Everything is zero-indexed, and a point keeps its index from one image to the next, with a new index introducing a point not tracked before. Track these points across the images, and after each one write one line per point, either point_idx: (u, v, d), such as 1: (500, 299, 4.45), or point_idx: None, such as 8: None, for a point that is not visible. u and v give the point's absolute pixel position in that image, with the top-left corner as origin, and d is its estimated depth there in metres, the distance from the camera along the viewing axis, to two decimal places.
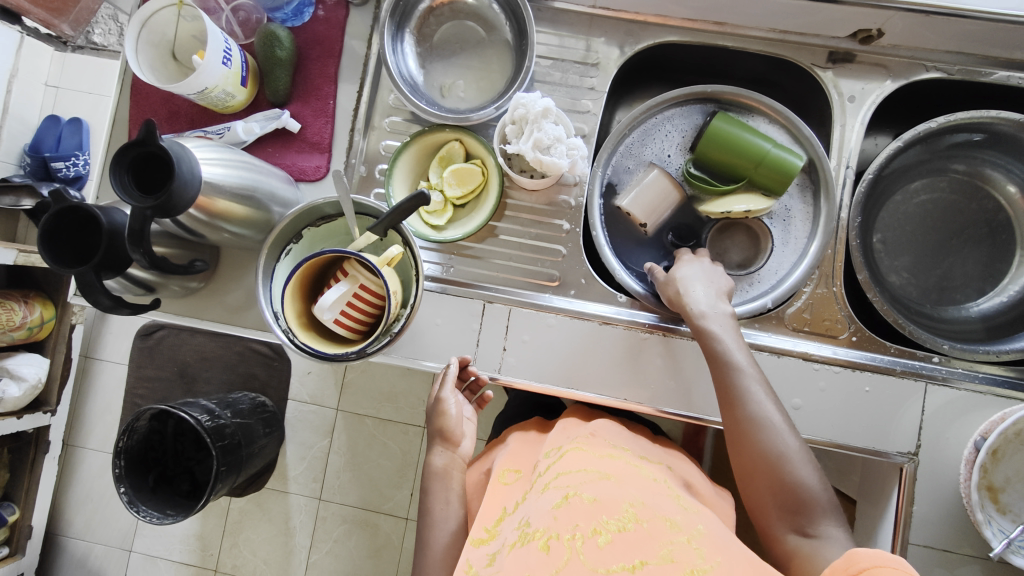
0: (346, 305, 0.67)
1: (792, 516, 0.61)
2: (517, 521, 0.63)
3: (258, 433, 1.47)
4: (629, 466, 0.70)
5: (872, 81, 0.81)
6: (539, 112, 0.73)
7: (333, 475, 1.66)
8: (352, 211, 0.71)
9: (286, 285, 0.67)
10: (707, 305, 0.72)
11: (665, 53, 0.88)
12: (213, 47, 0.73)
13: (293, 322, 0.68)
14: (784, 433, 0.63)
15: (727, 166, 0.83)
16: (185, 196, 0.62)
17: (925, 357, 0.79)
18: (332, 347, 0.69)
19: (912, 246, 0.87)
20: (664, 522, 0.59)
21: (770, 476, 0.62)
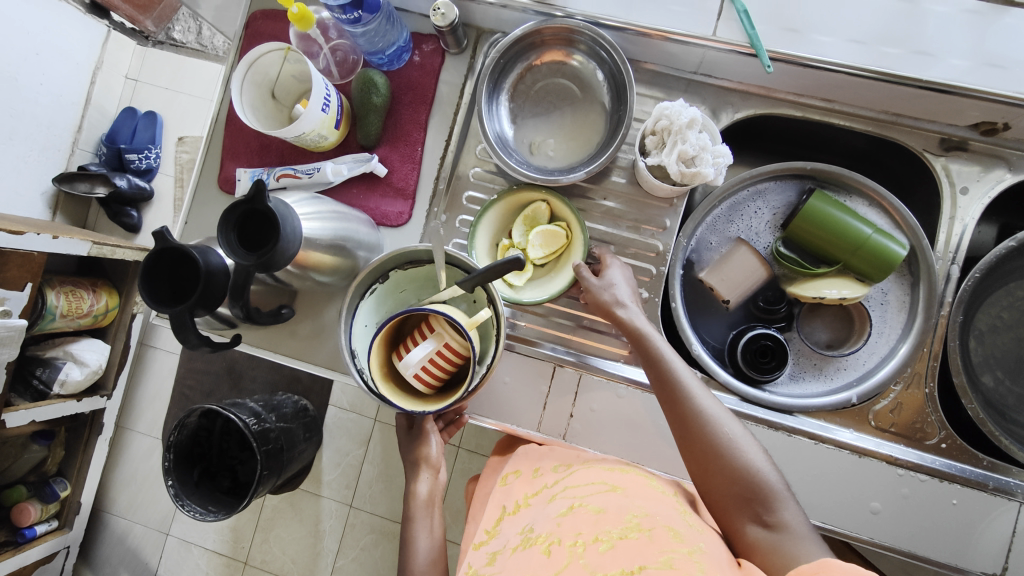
0: (429, 361, 0.64)
1: (749, 506, 0.62)
2: (520, 526, 0.68)
3: (299, 438, 1.50)
4: (639, 477, 0.72)
5: (990, 175, 0.77)
6: (686, 122, 0.70)
7: (366, 484, 1.69)
8: (444, 264, 0.68)
9: (375, 337, 0.65)
10: (636, 312, 0.73)
11: (764, 123, 0.85)
12: (315, 95, 0.74)
13: (377, 375, 0.65)
14: (724, 423, 0.65)
15: (822, 246, 0.79)
16: (286, 253, 0.61)
17: (1020, 472, 0.74)
18: (410, 401, 0.66)
19: (1011, 348, 0.82)
20: (668, 532, 0.60)
21: (720, 469, 0.64)
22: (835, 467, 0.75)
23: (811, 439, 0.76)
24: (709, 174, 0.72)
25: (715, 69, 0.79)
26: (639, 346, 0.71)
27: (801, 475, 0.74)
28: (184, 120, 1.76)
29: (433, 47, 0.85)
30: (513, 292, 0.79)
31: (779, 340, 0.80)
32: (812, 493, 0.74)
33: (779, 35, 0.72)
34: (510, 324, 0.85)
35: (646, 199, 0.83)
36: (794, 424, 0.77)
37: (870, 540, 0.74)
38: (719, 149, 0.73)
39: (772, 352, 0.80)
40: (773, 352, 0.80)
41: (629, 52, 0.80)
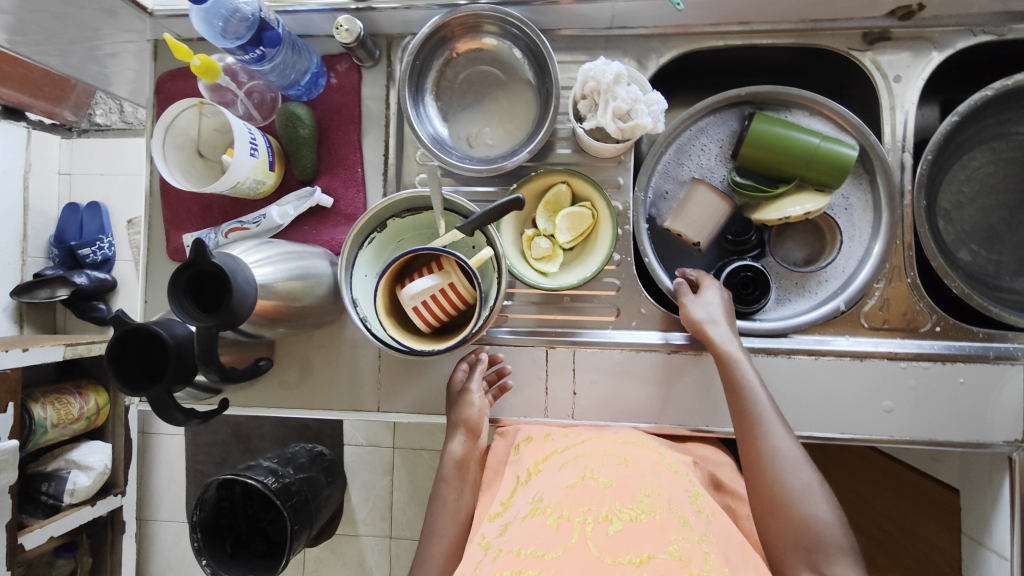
0: (432, 299, 0.68)
1: (807, 555, 0.58)
2: (530, 495, 0.65)
3: (321, 483, 1.49)
4: (652, 452, 0.71)
5: (918, 56, 0.77)
6: (612, 79, 0.70)
7: (400, 511, 1.68)
8: (443, 210, 0.74)
9: (380, 277, 0.67)
10: (726, 334, 0.72)
11: (689, 61, 0.85)
12: (239, 142, 0.72)
13: (382, 313, 0.68)
14: (799, 468, 0.63)
15: (775, 165, 0.79)
16: (245, 307, 0.60)
17: (1016, 336, 0.75)
18: (412, 340, 0.70)
19: (980, 218, 0.83)
20: (676, 518, 0.59)
21: (786, 511, 0.61)
22: (839, 376, 0.75)
23: (811, 355, 0.76)
24: (648, 125, 0.72)
25: (629, 19, 0.79)
26: (723, 371, 0.70)
27: (807, 392, 0.75)
28: (128, 202, 1.72)
29: (347, 65, 0.84)
30: (548, 279, 0.80)
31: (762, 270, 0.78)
32: (821, 406, 0.75)
33: None
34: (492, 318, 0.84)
35: (594, 163, 0.82)
36: (792, 346, 0.76)
37: (890, 438, 0.74)
38: (652, 98, 0.72)
39: (754, 283, 0.79)
40: (757, 281, 0.79)
41: (541, 23, 0.79)
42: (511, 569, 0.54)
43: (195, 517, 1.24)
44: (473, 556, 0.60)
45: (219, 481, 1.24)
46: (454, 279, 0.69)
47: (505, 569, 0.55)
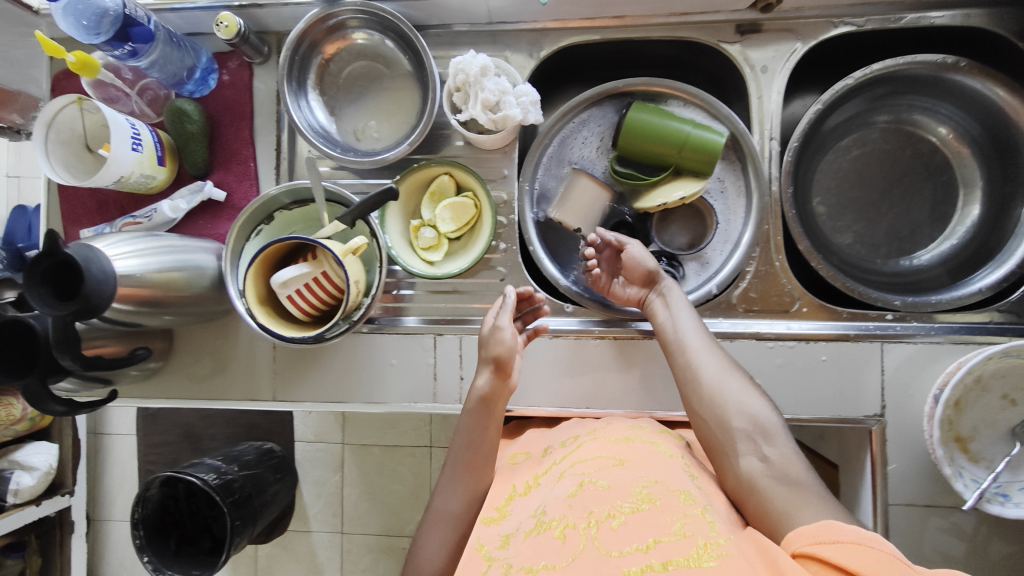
0: (304, 286, 0.70)
1: (749, 440, 0.63)
2: (531, 508, 0.63)
3: (270, 480, 1.49)
4: (643, 445, 0.69)
5: (783, 47, 0.79)
6: (477, 70, 0.72)
7: (350, 507, 1.63)
8: (324, 200, 0.76)
9: (249, 264, 0.68)
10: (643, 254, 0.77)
11: (571, 55, 0.87)
12: (117, 138, 0.74)
13: (252, 300, 0.69)
14: (716, 359, 0.70)
15: (651, 152, 0.81)
16: (103, 295, 0.62)
17: (878, 315, 0.77)
18: (285, 326, 0.72)
19: (854, 203, 0.86)
20: (676, 496, 0.58)
21: (716, 407, 0.66)
22: None
23: None
24: (516, 115, 0.74)
25: (506, 15, 0.81)
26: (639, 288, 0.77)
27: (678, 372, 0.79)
28: None
29: (238, 62, 0.86)
30: (434, 269, 0.82)
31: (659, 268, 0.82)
32: None
33: None
34: (383, 307, 0.86)
35: (478, 155, 0.84)
36: None
37: None
38: (521, 89, 0.75)
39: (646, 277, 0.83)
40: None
41: (421, 18, 0.82)
42: None
43: (135, 514, 1.23)
44: (475, 566, 0.58)
45: (160, 478, 1.24)
46: (327, 267, 0.71)
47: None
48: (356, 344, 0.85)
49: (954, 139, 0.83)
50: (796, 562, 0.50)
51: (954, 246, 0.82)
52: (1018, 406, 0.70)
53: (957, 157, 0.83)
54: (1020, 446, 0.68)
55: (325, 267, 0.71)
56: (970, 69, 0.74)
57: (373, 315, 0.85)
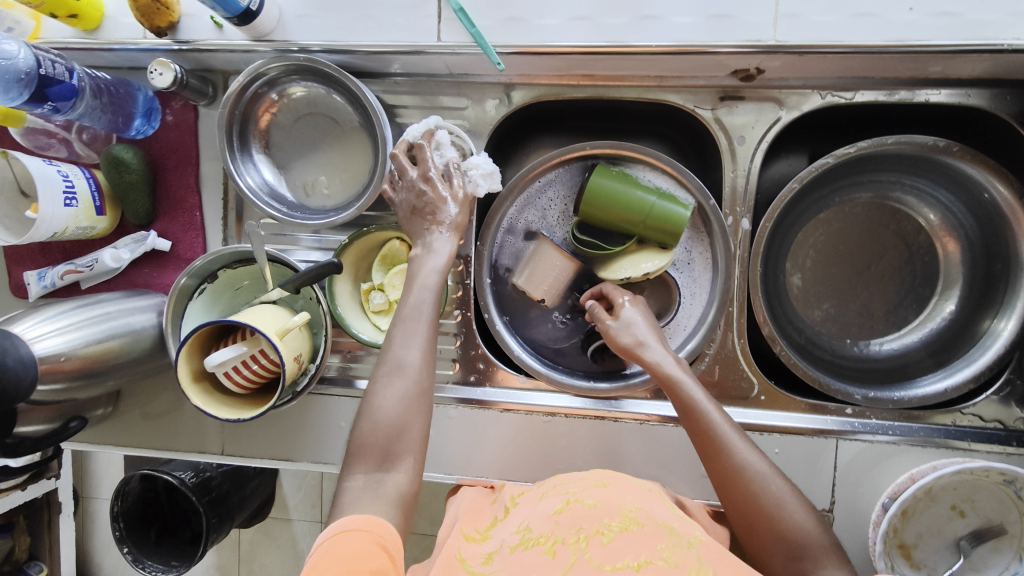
0: (240, 364, 0.67)
1: (793, 563, 0.56)
2: (515, 525, 0.62)
3: (249, 476, 1.34)
4: (634, 480, 0.69)
5: (764, 117, 0.73)
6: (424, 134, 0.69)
7: (330, 501, 1.53)
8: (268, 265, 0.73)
9: (182, 344, 0.65)
10: (662, 355, 0.67)
11: (537, 109, 0.81)
12: (46, 198, 0.70)
13: (185, 380, 0.66)
14: (770, 477, 0.59)
15: (613, 220, 0.76)
16: (22, 384, 0.60)
17: (837, 408, 0.75)
18: (225, 404, 0.69)
19: (830, 280, 0.81)
20: (663, 526, 0.57)
21: (763, 523, 0.58)
22: (658, 441, 0.78)
23: (636, 420, 0.78)
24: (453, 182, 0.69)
25: (467, 68, 0.75)
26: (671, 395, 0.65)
27: (628, 455, 0.78)
28: None
29: (182, 102, 0.80)
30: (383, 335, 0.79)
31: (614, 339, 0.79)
32: (635, 466, 0.78)
33: (503, 26, 0.68)
34: (335, 366, 0.84)
35: None
36: (617, 410, 0.79)
37: (706, 502, 0.77)
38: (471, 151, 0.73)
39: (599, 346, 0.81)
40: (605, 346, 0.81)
41: (375, 68, 0.75)
42: None
43: (115, 508, 1.15)
44: (455, 574, 0.56)
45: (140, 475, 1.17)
46: (265, 344, 0.68)
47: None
48: (306, 403, 0.83)
49: (941, 226, 0.78)
50: None
51: (925, 335, 0.78)
52: (966, 517, 0.69)
53: (940, 244, 0.79)
54: (963, 560, 0.67)
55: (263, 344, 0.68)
56: (963, 154, 0.68)
57: (324, 375, 0.83)
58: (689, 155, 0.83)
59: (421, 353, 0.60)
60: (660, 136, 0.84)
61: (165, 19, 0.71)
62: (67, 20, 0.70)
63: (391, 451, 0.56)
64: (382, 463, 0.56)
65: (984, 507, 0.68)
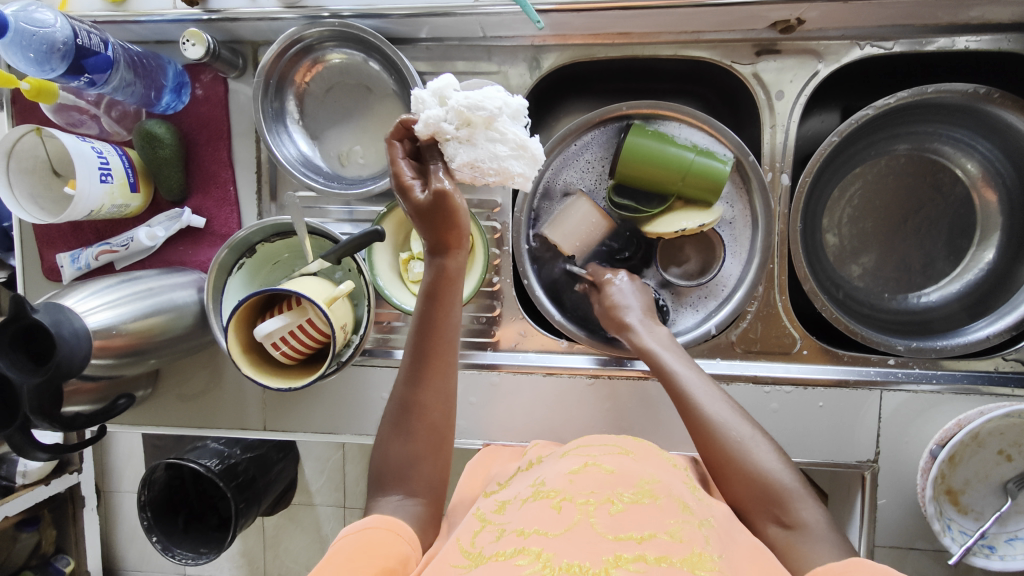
0: (290, 334, 0.67)
1: (766, 508, 0.57)
2: (531, 480, 0.61)
3: (274, 460, 1.34)
4: (651, 447, 0.68)
5: (802, 71, 0.73)
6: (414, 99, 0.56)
7: (352, 484, 1.51)
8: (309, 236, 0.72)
9: (230, 315, 0.64)
10: (643, 331, 0.71)
11: (570, 72, 0.81)
12: (83, 174, 0.69)
13: (235, 351, 0.66)
14: (732, 422, 0.61)
15: (650, 179, 0.76)
16: (77, 359, 0.60)
17: (878, 360, 0.75)
18: (275, 374, 0.69)
19: (866, 235, 0.81)
20: (677, 503, 0.55)
21: (731, 470, 0.59)
22: None
23: None
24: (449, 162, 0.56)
25: (501, 30, 0.74)
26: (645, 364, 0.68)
27: (671, 414, 0.79)
28: None
29: (211, 75, 0.79)
30: None
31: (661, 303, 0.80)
32: (678, 425, 0.79)
33: None
34: (374, 337, 0.84)
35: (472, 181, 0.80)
36: None
37: None
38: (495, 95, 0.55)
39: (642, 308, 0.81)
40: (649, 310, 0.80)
41: (407, 33, 0.75)
42: (512, 547, 0.48)
43: (142, 497, 1.15)
44: (469, 526, 0.56)
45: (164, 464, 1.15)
46: (313, 313, 0.68)
47: (508, 548, 0.49)
48: (347, 376, 0.83)
49: (980, 176, 0.78)
50: None
51: (964, 286, 0.79)
52: (1013, 461, 0.69)
53: (978, 195, 0.79)
54: (1012, 502, 0.68)
55: (310, 313, 0.68)
56: (1004, 101, 0.68)
57: (363, 347, 0.83)
58: (721, 112, 0.83)
59: (411, 384, 0.61)
60: (692, 95, 0.84)
61: None
62: None
63: (406, 479, 0.60)
64: (404, 491, 0.60)
65: None
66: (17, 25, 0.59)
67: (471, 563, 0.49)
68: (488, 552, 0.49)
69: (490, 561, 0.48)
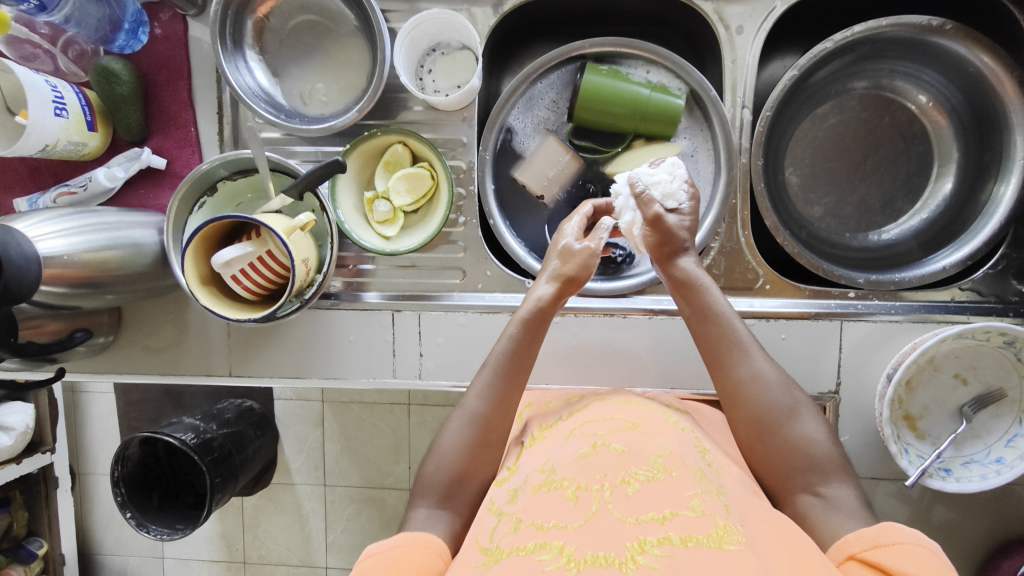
0: (247, 266, 0.67)
1: (799, 475, 0.57)
2: (539, 462, 0.59)
3: (251, 437, 1.26)
4: (655, 412, 0.65)
5: (761, 5, 0.73)
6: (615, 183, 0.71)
7: (333, 461, 1.40)
8: (270, 171, 0.71)
9: (187, 244, 0.64)
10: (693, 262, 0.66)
11: (532, 12, 0.81)
12: (37, 104, 0.67)
13: (192, 282, 0.65)
14: (782, 389, 0.60)
15: (609, 118, 0.77)
16: (27, 281, 0.59)
17: (840, 292, 0.76)
18: (233, 308, 0.68)
19: (828, 173, 0.82)
20: (692, 471, 0.54)
21: (774, 435, 0.59)
22: (666, 334, 0.80)
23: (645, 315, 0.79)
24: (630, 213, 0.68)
25: None
26: (689, 300, 0.65)
27: (637, 351, 0.79)
28: None
29: (170, 14, 0.78)
30: (389, 244, 0.79)
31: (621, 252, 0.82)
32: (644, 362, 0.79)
33: None
34: (340, 282, 0.83)
35: (436, 119, 0.79)
36: (625, 306, 0.80)
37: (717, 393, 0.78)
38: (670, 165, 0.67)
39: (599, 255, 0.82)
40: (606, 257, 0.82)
41: None
42: (534, 543, 0.47)
43: (115, 473, 1.08)
44: (485, 522, 0.54)
45: (138, 439, 1.06)
46: (272, 245, 0.67)
47: (527, 542, 0.48)
48: (312, 321, 0.82)
49: (932, 108, 0.80)
50: (848, 568, 0.48)
51: (923, 221, 0.80)
52: (968, 384, 0.71)
53: (932, 126, 0.80)
54: (966, 424, 0.70)
55: (269, 246, 0.68)
56: (956, 32, 0.69)
57: (329, 291, 0.82)
58: (685, 53, 0.84)
59: (492, 403, 0.64)
60: (656, 37, 0.84)
61: None
62: None
63: (455, 497, 0.61)
64: (443, 504, 0.60)
65: (985, 372, 0.70)
66: None
67: (491, 558, 0.48)
68: (508, 546, 0.48)
69: (512, 556, 0.46)
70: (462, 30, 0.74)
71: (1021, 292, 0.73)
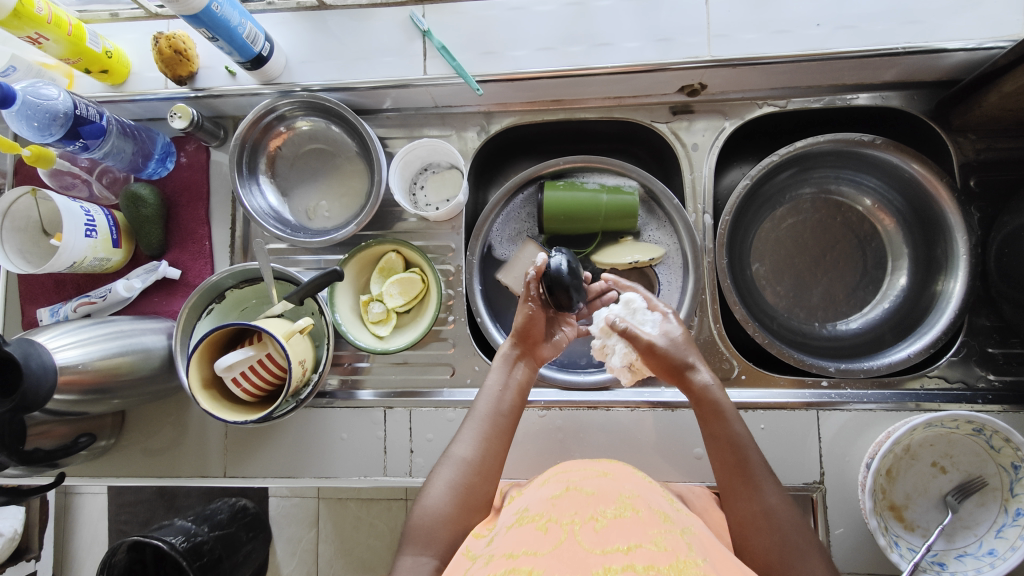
0: (248, 368, 0.70)
1: None
2: (515, 512, 0.60)
3: (242, 541, 1.20)
4: (627, 467, 0.68)
5: (712, 127, 0.84)
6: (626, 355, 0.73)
7: (326, 565, 1.34)
8: (274, 280, 0.77)
9: (194, 349, 0.69)
10: (710, 379, 0.66)
11: (512, 135, 0.91)
12: (71, 228, 0.76)
13: (195, 384, 0.69)
14: (796, 526, 0.60)
15: (581, 224, 0.84)
16: (41, 391, 0.64)
17: (813, 381, 0.79)
18: (232, 411, 0.71)
19: (790, 268, 0.89)
20: (658, 514, 0.56)
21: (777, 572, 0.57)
22: (652, 425, 0.81)
23: (628, 407, 0.82)
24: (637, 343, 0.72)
25: (450, 100, 0.85)
26: (710, 422, 0.65)
27: (622, 441, 0.81)
28: None
29: (195, 145, 0.89)
30: (382, 343, 0.83)
31: (569, 276, 0.71)
32: (631, 454, 0.80)
33: (479, 59, 0.80)
34: (336, 380, 0.87)
35: (427, 229, 0.87)
36: (609, 399, 0.82)
37: (705, 483, 0.79)
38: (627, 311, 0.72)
39: (548, 284, 0.72)
40: (553, 284, 0.71)
41: (367, 105, 0.86)
42: (503, 569, 0.47)
43: None
44: (460, 567, 0.54)
45: (127, 543, 1.02)
46: (272, 348, 0.72)
47: (498, 570, 0.48)
48: (309, 418, 0.85)
49: (878, 210, 0.88)
50: None
51: (885, 311, 0.85)
52: (948, 473, 0.73)
53: (881, 226, 0.88)
54: (951, 515, 0.71)
55: (269, 348, 0.72)
56: (885, 146, 0.78)
57: (325, 389, 0.86)
58: (653, 166, 0.94)
59: (477, 449, 0.66)
60: (625, 152, 0.94)
61: (186, 68, 0.81)
62: (99, 74, 0.80)
63: (433, 541, 0.60)
64: (427, 553, 0.60)
65: (963, 461, 0.72)
66: (24, 98, 0.69)
67: None
68: None
69: None
70: (450, 156, 0.84)
71: (986, 379, 0.77)
